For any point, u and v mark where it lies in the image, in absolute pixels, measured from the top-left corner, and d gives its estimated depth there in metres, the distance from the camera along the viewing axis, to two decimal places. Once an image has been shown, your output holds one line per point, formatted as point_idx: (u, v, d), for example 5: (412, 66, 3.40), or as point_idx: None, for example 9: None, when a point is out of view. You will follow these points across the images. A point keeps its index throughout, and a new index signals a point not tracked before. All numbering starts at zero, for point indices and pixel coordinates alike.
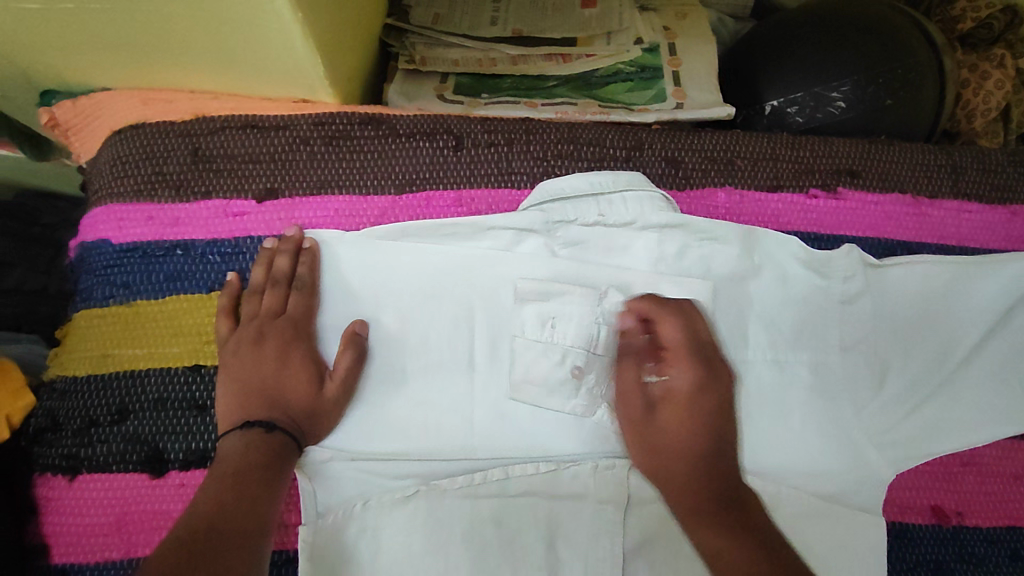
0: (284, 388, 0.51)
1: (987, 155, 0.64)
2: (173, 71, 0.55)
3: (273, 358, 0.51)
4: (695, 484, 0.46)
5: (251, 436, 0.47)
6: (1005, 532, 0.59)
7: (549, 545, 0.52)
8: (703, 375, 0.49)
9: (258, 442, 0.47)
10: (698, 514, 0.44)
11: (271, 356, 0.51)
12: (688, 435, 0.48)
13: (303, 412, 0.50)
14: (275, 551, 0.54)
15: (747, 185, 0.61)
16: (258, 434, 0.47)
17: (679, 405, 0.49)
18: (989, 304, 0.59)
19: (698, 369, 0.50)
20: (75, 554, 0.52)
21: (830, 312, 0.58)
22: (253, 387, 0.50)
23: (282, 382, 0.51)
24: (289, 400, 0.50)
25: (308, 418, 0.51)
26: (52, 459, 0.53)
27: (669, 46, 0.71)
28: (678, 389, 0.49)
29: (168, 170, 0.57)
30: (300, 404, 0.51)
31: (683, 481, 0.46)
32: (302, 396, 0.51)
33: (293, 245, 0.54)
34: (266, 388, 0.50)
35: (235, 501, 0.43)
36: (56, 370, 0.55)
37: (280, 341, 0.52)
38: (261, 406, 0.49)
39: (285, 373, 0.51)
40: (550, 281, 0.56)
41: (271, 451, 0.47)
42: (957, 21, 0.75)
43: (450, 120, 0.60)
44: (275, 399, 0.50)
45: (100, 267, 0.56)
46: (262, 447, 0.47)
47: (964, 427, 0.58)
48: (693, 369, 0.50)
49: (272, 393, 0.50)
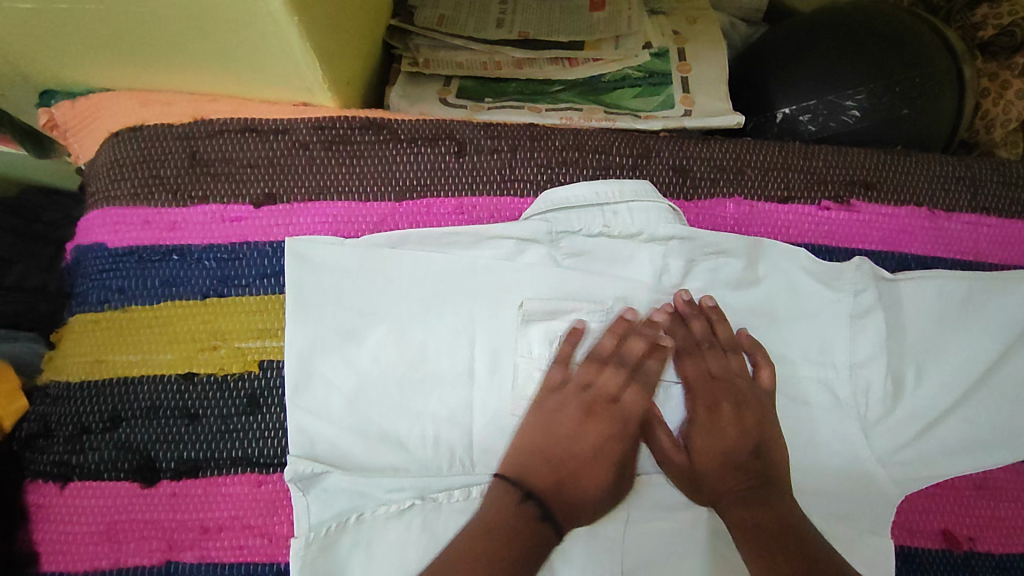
0: (577, 473, 0.52)
1: (1008, 168, 0.62)
2: (170, 72, 0.54)
3: (589, 454, 0.52)
4: (739, 487, 0.51)
5: (517, 515, 0.48)
6: (1016, 559, 0.57)
7: (547, 562, 0.51)
8: (714, 404, 0.54)
9: (525, 523, 0.48)
10: (733, 503, 0.51)
11: (591, 438, 0.53)
12: (719, 457, 0.53)
13: (569, 506, 0.50)
14: (264, 564, 0.51)
15: (758, 196, 0.60)
16: (530, 513, 0.49)
17: (714, 427, 0.54)
18: (1006, 322, 0.58)
19: (710, 396, 0.55)
20: (64, 563, 0.51)
21: (840, 326, 0.57)
22: (547, 465, 0.51)
23: (573, 478, 0.51)
24: (566, 490, 0.51)
25: (573, 506, 0.50)
26: (43, 466, 0.52)
27: (679, 51, 0.69)
28: (700, 417, 0.54)
29: (165, 174, 0.56)
30: (582, 499, 0.51)
31: (717, 487, 0.52)
32: (586, 490, 0.51)
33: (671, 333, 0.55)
34: (564, 468, 0.52)
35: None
36: (49, 375, 0.55)
37: (604, 429, 0.53)
38: (548, 474, 0.51)
39: (588, 461, 0.52)
40: (556, 298, 0.55)
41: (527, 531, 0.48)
42: (978, 29, 0.72)
43: (452, 126, 0.59)
44: (565, 481, 0.51)
45: (96, 271, 0.55)
46: (512, 521, 0.48)
47: (981, 450, 0.56)
48: (705, 395, 0.54)
49: (568, 480, 0.51)
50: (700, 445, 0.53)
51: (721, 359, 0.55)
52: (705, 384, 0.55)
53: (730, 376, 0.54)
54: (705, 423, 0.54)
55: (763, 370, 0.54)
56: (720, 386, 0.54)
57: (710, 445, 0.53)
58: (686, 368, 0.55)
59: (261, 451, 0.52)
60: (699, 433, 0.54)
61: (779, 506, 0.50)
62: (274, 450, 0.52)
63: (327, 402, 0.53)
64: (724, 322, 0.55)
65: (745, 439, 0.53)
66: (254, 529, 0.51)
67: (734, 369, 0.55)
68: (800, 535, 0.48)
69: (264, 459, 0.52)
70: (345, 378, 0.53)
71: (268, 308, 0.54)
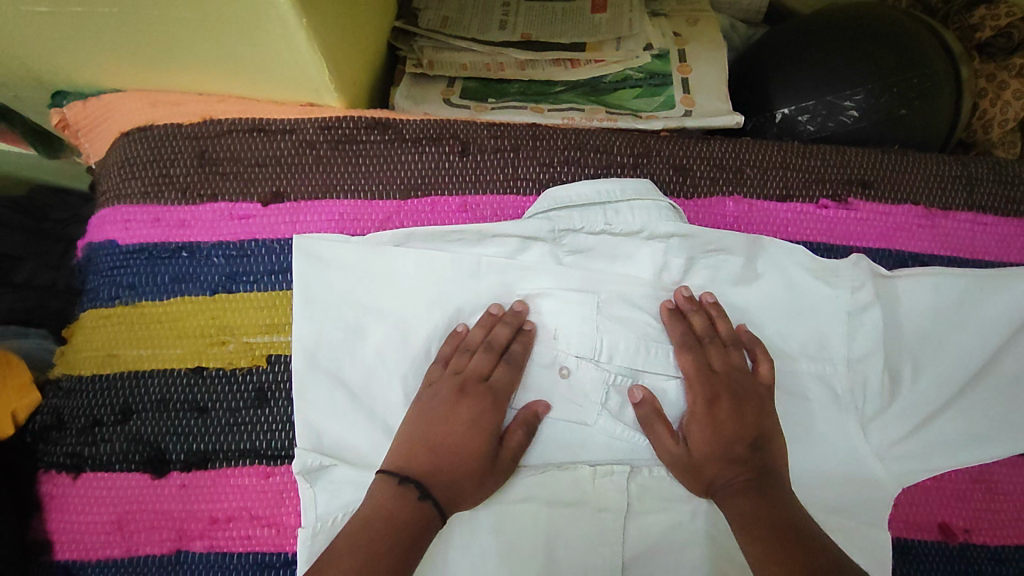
0: (450, 456, 0.50)
1: (1003, 166, 0.63)
2: (180, 73, 0.55)
3: (461, 439, 0.50)
4: (739, 480, 0.50)
5: (400, 499, 0.47)
6: (1012, 551, 0.57)
7: (547, 552, 0.52)
8: (712, 397, 0.53)
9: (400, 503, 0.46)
10: (731, 495, 0.50)
11: (464, 419, 0.51)
12: (719, 451, 0.51)
13: (451, 489, 0.49)
14: (272, 554, 0.52)
15: (756, 195, 0.61)
16: (410, 494, 0.47)
17: (711, 420, 0.53)
18: (1001, 317, 0.58)
19: (709, 389, 0.53)
20: (78, 552, 0.52)
21: (838, 322, 0.57)
22: (430, 449, 0.50)
23: (449, 460, 0.50)
24: (444, 476, 0.49)
25: (452, 490, 0.49)
26: (56, 457, 0.53)
27: (679, 52, 0.70)
28: (699, 410, 0.53)
29: (174, 173, 0.58)
30: (460, 482, 0.49)
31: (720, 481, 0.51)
32: (465, 473, 0.50)
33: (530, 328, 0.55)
34: (444, 450, 0.50)
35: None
36: (61, 369, 0.56)
37: (476, 408, 0.52)
38: (427, 453, 0.50)
39: (461, 438, 0.51)
40: (556, 291, 0.56)
41: (410, 517, 0.46)
42: (975, 29, 0.73)
43: (456, 125, 0.60)
44: (445, 461, 0.49)
45: (108, 268, 0.57)
46: (394, 506, 0.46)
47: (973, 443, 0.57)
48: (704, 390, 0.53)
49: (445, 462, 0.50)
50: (699, 441, 0.52)
51: (723, 355, 0.55)
52: (705, 377, 0.54)
53: (732, 371, 0.54)
54: (704, 416, 0.53)
55: (762, 364, 0.55)
56: (720, 380, 0.54)
57: (707, 437, 0.52)
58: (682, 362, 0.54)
59: (269, 444, 0.53)
60: (696, 426, 0.53)
61: (782, 501, 0.49)
62: (281, 443, 0.53)
63: (331, 398, 0.53)
64: (724, 319, 0.56)
65: (740, 434, 0.52)
66: (262, 519, 0.52)
67: (735, 364, 0.54)
68: (802, 531, 0.46)
69: (273, 451, 0.53)
70: (350, 374, 0.54)
71: (277, 303, 0.56)
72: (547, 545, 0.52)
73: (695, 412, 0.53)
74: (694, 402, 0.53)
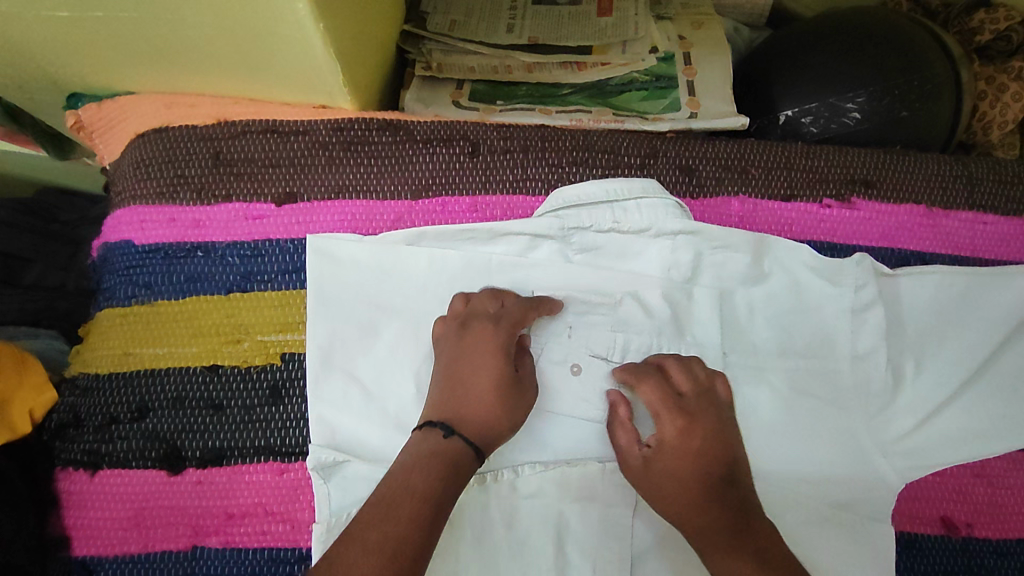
0: (471, 393, 0.49)
1: (1002, 166, 0.64)
2: (196, 76, 0.56)
3: (487, 381, 0.49)
4: (720, 529, 0.46)
5: (430, 441, 0.46)
6: (1014, 545, 0.58)
7: (558, 547, 0.53)
8: (683, 425, 0.50)
9: (432, 446, 0.46)
10: (720, 550, 0.45)
11: (473, 353, 0.50)
12: (693, 499, 0.47)
13: (484, 430, 0.48)
14: (286, 549, 0.53)
15: (761, 195, 0.62)
16: (437, 435, 0.46)
17: (683, 456, 0.49)
18: (1001, 315, 0.59)
19: (682, 419, 0.50)
20: (95, 547, 0.53)
21: (841, 320, 0.59)
22: (457, 389, 0.49)
23: (478, 400, 0.48)
24: (473, 416, 0.48)
25: (485, 430, 0.48)
26: (73, 454, 0.54)
27: (684, 55, 0.71)
28: (669, 439, 0.50)
29: (189, 174, 0.58)
30: (491, 424, 0.48)
31: (702, 530, 0.47)
32: (495, 414, 0.49)
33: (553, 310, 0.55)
34: (461, 389, 0.49)
35: (421, 533, 0.41)
36: (78, 367, 0.56)
37: (482, 337, 0.51)
38: (448, 392, 0.49)
39: (477, 371, 0.49)
40: (567, 290, 0.57)
41: (444, 460, 0.45)
42: (976, 32, 0.74)
43: (466, 126, 0.61)
44: (465, 400, 0.48)
45: (124, 267, 0.57)
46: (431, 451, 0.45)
47: (975, 438, 0.57)
48: (676, 419, 0.50)
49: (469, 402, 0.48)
50: (662, 469, 0.49)
51: (685, 375, 0.52)
52: (675, 405, 0.51)
53: (704, 397, 0.51)
54: (676, 446, 0.49)
55: (718, 384, 0.53)
56: (692, 408, 0.51)
57: (678, 467, 0.49)
58: (645, 392, 0.52)
59: (283, 441, 0.54)
60: (667, 458, 0.49)
61: (766, 543, 0.46)
62: (296, 440, 0.54)
63: (344, 394, 0.54)
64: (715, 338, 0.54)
65: (713, 467, 0.48)
66: (277, 515, 0.53)
67: (710, 392, 0.52)
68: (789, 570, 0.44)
69: (287, 448, 0.54)
70: (363, 371, 0.55)
71: (291, 302, 0.56)
72: (558, 539, 0.53)
73: (666, 442, 0.50)
74: (664, 431, 0.50)
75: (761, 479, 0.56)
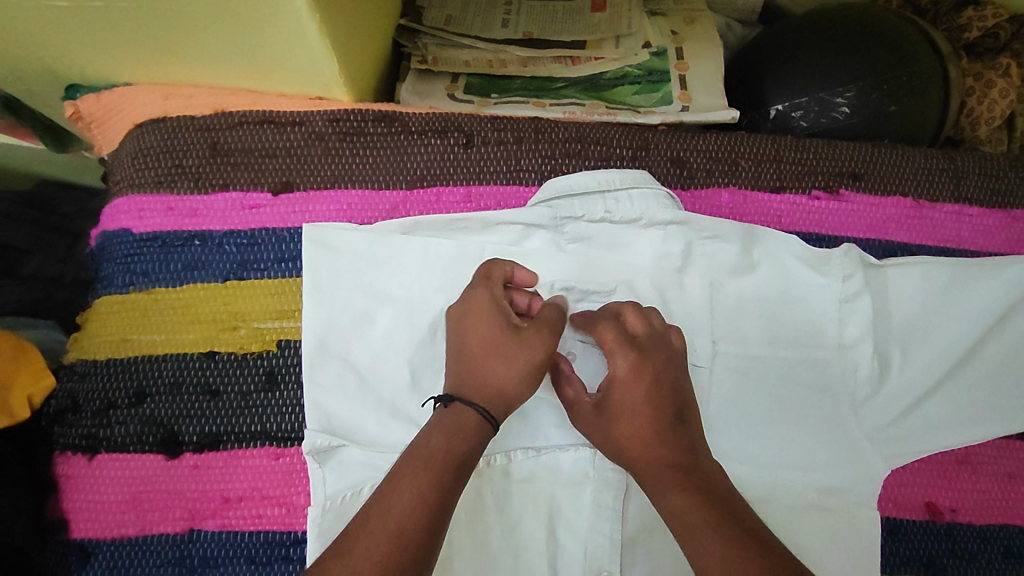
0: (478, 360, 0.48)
1: (988, 160, 0.65)
2: (195, 67, 0.57)
3: (488, 345, 0.48)
4: (668, 467, 0.45)
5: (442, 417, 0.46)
6: (997, 530, 0.60)
7: (550, 530, 0.55)
8: (636, 358, 0.48)
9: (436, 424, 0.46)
10: (668, 490, 0.44)
11: (469, 325, 0.49)
12: (648, 438, 0.46)
13: (494, 393, 0.47)
14: (281, 532, 0.54)
15: (750, 187, 0.63)
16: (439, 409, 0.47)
17: (638, 389, 0.47)
18: (987, 305, 0.60)
19: (633, 353, 0.48)
20: (92, 531, 0.54)
21: (829, 309, 0.60)
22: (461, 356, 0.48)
23: (485, 365, 0.47)
24: (486, 383, 0.47)
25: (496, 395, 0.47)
26: (72, 439, 0.55)
27: (676, 50, 0.72)
28: (622, 375, 0.48)
29: (187, 163, 0.59)
30: (500, 386, 0.47)
31: (651, 472, 0.45)
32: (502, 374, 0.47)
33: (508, 271, 0.53)
34: (467, 359, 0.48)
35: (428, 517, 0.41)
36: (76, 354, 0.57)
37: (472, 309, 0.50)
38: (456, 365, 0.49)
39: (482, 338, 0.48)
40: (561, 279, 0.58)
41: (445, 440, 0.44)
42: (964, 30, 0.75)
43: (461, 118, 0.61)
44: (470, 368, 0.48)
45: (122, 256, 0.58)
46: (428, 437, 0.45)
47: (960, 425, 0.59)
48: (629, 354, 0.48)
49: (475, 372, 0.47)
50: (618, 405, 0.48)
51: (641, 319, 0.51)
52: (627, 341, 0.49)
53: (656, 336, 0.50)
54: (628, 380, 0.47)
55: (672, 335, 0.51)
56: (644, 344, 0.49)
57: (633, 401, 0.47)
58: (600, 331, 0.50)
59: (279, 426, 0.55)
60: (620, 393, 0.48)
61: (718, 486, 0.45)
62: (292, 425, 0.55)
63: (339, 380, 0.55)
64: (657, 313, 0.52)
65: (664, 404, 0.47)
66: (273, 499, 0.54)
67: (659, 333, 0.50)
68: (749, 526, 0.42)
69: (283, 433, 0.55)
70: (359, 359, 0.56)
71: (288, 291, 0.57)
72: (549, 522, 0.55)
73: (618, 378, 0.48)
74: (617, 366, 0.48)
75: (748, 464, 0.57)
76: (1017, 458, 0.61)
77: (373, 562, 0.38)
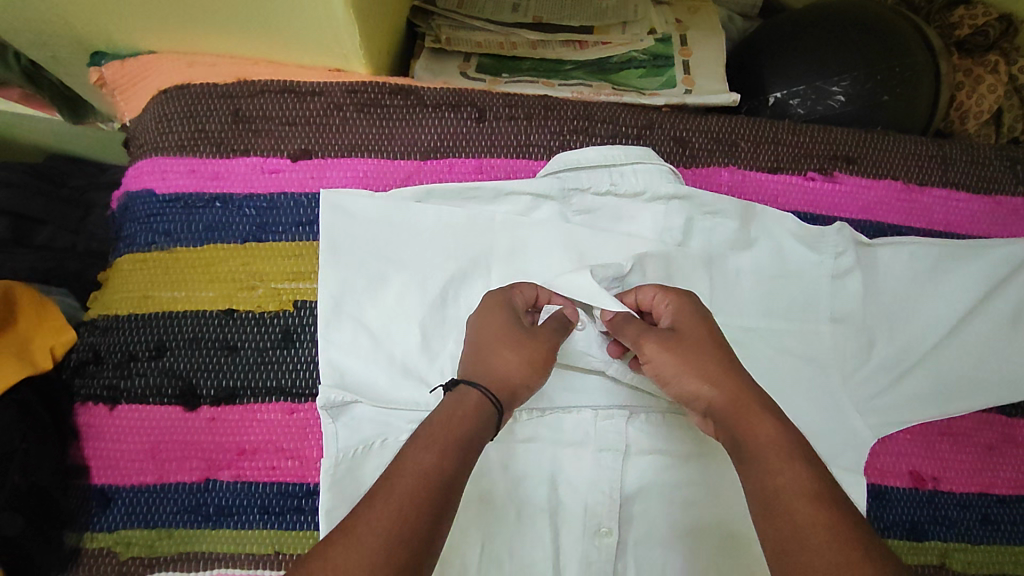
0: (491, 356, 0.49)
1: (975, 148, 0.68)
2: (218, 36, 0.59)
3: (501, 345, 0.50)
4: (747, 404, 0.45)
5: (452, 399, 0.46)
6: (977, 498, 0.63)
7: (551, 486, 0.57)
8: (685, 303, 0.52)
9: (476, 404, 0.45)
10: (756, 419, 0.44)
11: (487, 325, 0.51)
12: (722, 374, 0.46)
13: (501, 386, 0.47)
14: (293, 484, 0.56)
15: (748, 167, 0.66)
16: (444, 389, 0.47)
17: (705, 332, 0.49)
18: (972, 284, 0.63)
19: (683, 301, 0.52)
20: (112, 476, 0.56)
21: (822, 284, 0.62)
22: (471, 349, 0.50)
23: (491, 356, 0.49)
24: (496, 372, 0.48)
25: (507, 386, 0.48)
26: (95, 389, 0.57)
27: (681, 37, 0.75)
28: (683, 319, 0.50)
29: (210, 128, 0.61)
30: (504, 376, 0.48)
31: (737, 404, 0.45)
32: (507, 360, 0.49)
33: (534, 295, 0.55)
34: (484, 351, 0.49)
35: (441, 496, 0.40)
36: (98, 310, 0.59)
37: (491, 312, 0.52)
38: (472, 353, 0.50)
39: (500, 343, 0.50)
40: (568, 249, 0.60)
41: (465, 417, 0.44)
42: (955, 28, 0.78)
43: (474, 94, 0.64)
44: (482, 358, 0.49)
45: (145, 215, 0.60)
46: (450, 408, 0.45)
47: (941, 398, 0.62)
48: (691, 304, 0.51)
49: (484, 363, 0.48)
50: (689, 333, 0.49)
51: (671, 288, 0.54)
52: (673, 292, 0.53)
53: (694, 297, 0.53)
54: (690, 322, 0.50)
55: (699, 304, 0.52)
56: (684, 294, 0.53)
57: (694, 335, 0.49)
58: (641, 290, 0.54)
59: (293, 382, 0.57)
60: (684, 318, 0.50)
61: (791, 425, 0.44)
62: (307, 381, 0.57)
63: (353, 339, 0.57)
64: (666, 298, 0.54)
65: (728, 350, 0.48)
66: (287, 452, 0.56)
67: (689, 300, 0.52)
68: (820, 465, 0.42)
69: (297, 389, 0.57)
70: (372, 319, 0.58)
71: (304, 253, 0.59)
72: (551, 480, 0.57)
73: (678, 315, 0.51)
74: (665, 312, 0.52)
75: None
76: (996, 430, 0.64)
77: (397, 505, 0.38)
